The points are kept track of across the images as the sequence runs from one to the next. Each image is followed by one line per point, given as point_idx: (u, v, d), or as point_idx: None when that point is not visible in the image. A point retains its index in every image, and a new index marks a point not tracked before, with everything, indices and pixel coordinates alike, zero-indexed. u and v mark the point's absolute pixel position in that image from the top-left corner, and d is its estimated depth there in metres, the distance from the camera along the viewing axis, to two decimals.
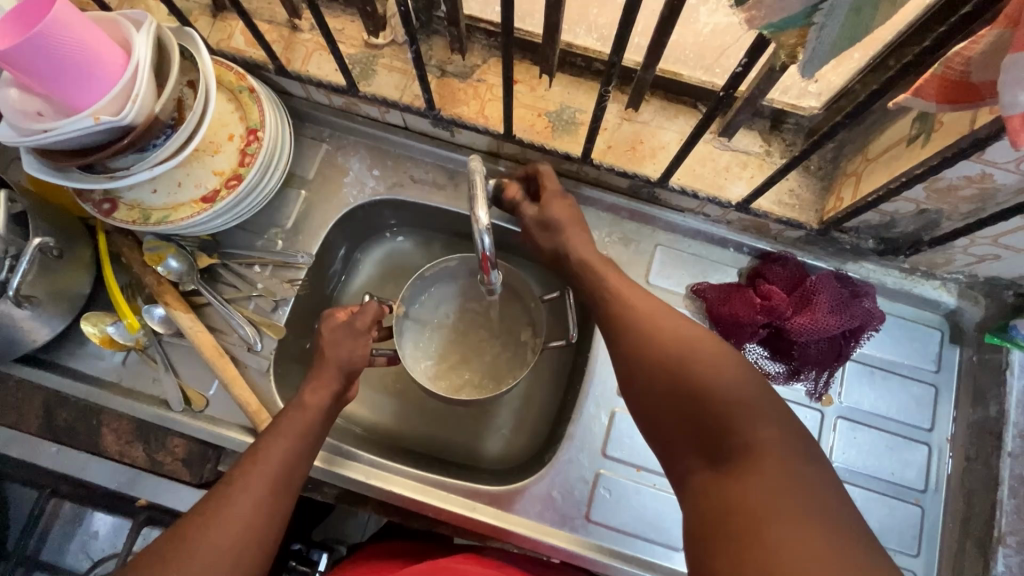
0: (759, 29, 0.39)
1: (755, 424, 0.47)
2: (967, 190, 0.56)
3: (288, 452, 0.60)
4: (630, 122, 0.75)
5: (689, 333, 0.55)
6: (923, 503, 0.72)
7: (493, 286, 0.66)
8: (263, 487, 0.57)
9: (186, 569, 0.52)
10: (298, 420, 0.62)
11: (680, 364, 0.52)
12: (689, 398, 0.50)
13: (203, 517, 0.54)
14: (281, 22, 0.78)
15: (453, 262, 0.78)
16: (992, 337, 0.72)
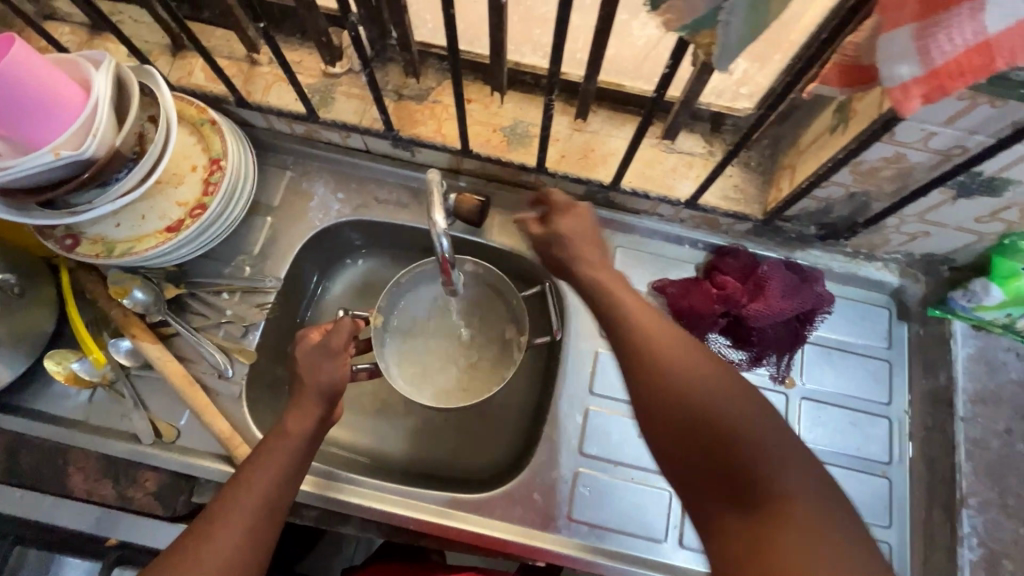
0: (675, 31, 0.44)
1: (780, 467, 0.44)
2: (887, 171, 0.61)
3: (270, 487, 0.58)
4: (581, 132, 0.79)
5: (688, 352, 0.49)
6: (890, 475, 0.75)
7: (455, 285, 0.73)
8: (243, 527, 0.55)
9: None
10: (279, 449, 0.59)
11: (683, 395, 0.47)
12: (715, 439, 0.45)
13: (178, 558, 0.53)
14: (240, 57, 0.81)
15: (429, 266, 0.78)
16: (935, 311, 0.78)
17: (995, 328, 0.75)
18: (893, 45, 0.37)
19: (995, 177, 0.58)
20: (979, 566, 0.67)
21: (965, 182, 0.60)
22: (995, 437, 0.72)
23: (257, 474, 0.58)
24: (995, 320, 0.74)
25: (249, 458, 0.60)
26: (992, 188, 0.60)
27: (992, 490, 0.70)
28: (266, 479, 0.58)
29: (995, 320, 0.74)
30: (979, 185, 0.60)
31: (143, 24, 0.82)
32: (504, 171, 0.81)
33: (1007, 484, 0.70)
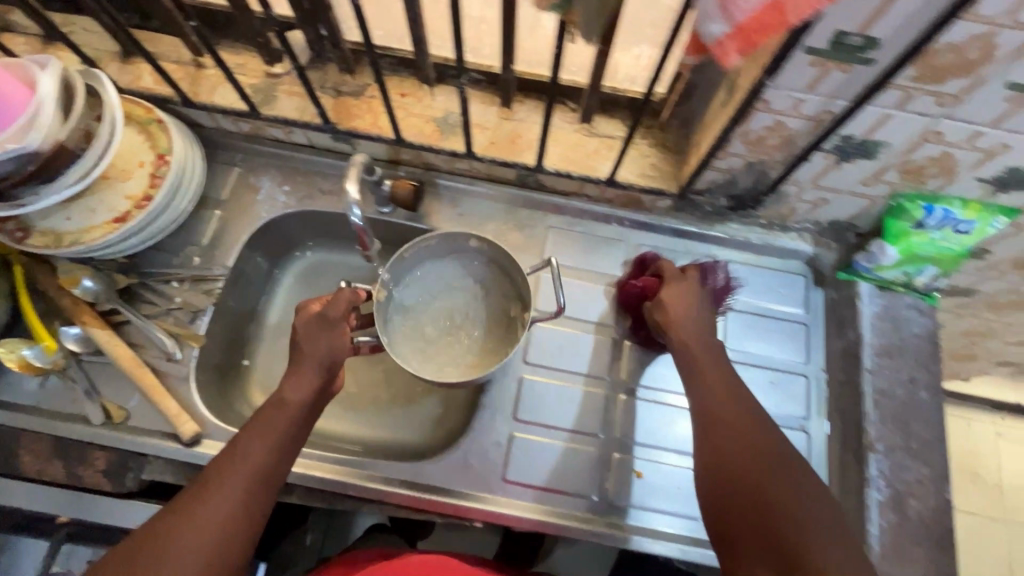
0: (548, 9, 0.49)
1: (811, 525, 0.54)
2: (773, 139, 0.67)
3: (266, 452, 0.60)
4: (508, 120, 0.84)
5: (745, 420, 0.61)
6: (808, 429, 0.79)
7: (374, 255, 0.78)
8: (240, 489, 0.58)
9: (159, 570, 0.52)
10: (278, 419, 0.62)
11: (777, 452, 0.59)
12: (767, 513, 0.55)
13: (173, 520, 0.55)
14: (187, 62, 0.86)
15: (434, 240, 0.78)
16: (844, 274, 0.83)
17: (898, 287, 0.81)
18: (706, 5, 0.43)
19: (867, 140, 0.64)
20: (885, 505, 0.71)
21: (841, 146, 0.66)
22: (900, 386, 0.77)
23: (255, 440, 0.60)
24: (896, 279, 0.81)
25: (247, 426, 0.62)
26: (867, 151, 0.66)
27: (896, 435, 0.74)
28: (263, 445, 0.60)
29: (896, 279, 0.80)
30: (854, 148, 0.66)
31: (94, 34, 0.87)
32: (439, 159, 0.87)
33: (911, 429, 0.75)
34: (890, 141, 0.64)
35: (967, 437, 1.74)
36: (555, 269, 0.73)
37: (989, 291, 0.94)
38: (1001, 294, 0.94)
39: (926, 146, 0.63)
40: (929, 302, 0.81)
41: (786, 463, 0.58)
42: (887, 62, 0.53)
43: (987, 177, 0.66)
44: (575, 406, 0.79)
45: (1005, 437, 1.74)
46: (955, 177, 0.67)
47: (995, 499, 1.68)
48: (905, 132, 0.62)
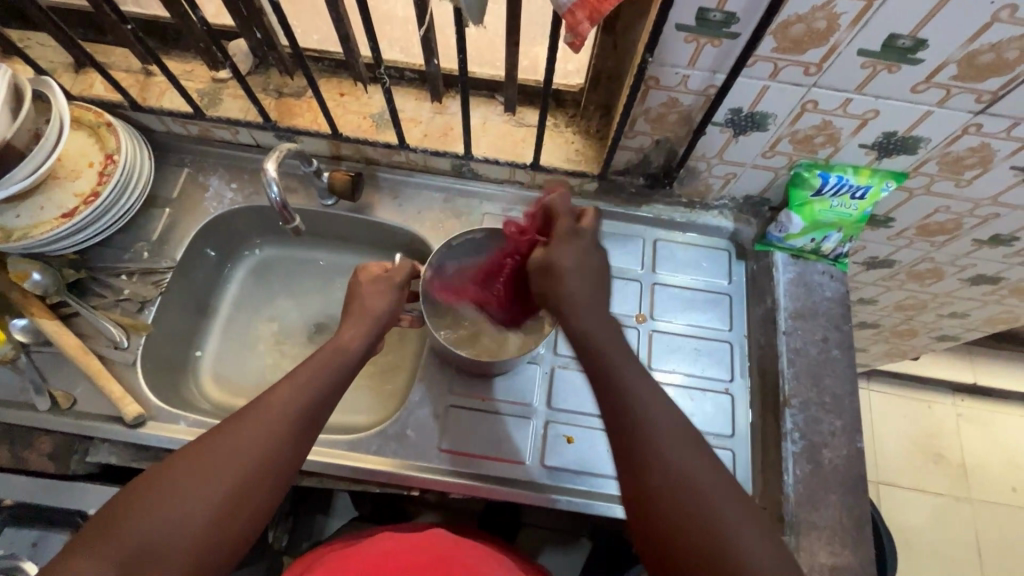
0: None
1: (737, 513, 0.51)
2: (672, 116, 0.74)
3: (300, 406, 0.60)
4: (441, 114, 0.90)
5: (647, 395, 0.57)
6: (732, 391, 0.83)
7: (298, 226, 0.80)
8: (270, 438, 0.56)
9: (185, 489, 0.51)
10: (318, 376, 0.63)
11: (696, 444, 0.55)
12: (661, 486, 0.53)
13: (194, 454, 0.54)
14: (136, 71, 0.91)
15: (482, 233, 0.82)
16: (761, 245, 0.88)
17: (809, 255, 0.86)
18: None
19: (753, 112, 0.70)
20: (800, 455, 0.76)
21: (733, 119, 0.72)
22: (813, 345, 0.82)
23: (296, 391, 0.61)
24: (806, 247, 0.86)
25: (288, 377, 0.62)
26: (758, 123, 0.72)
27: (810, 391, 0.79)
28: (303, 397, 0.61)
29: (806, 247, 0.85)
30: (746, 121, 0.72)
31: (49, 48, 0.92)
32: (378, 153, 0.91)
33: (824, 385, 0.79)
34: (775, 112, 0.70)
35: (929, 419, 1.77)
36: None
37: (906, 260, 0.99)
38: (917, 262, 0.99)
39: (807, 115, 0.69)
40: (840, 268, 0.86)
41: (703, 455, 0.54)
42: (748, 35, 0.60)
43: (869, 143, 0.72)
44: (509, 378, 0.82)
45: (965, 417, 1.77)
46: (841, 144, 0.73)
47: (960, 478, 1.71)
48: (786, 103, 0.68)
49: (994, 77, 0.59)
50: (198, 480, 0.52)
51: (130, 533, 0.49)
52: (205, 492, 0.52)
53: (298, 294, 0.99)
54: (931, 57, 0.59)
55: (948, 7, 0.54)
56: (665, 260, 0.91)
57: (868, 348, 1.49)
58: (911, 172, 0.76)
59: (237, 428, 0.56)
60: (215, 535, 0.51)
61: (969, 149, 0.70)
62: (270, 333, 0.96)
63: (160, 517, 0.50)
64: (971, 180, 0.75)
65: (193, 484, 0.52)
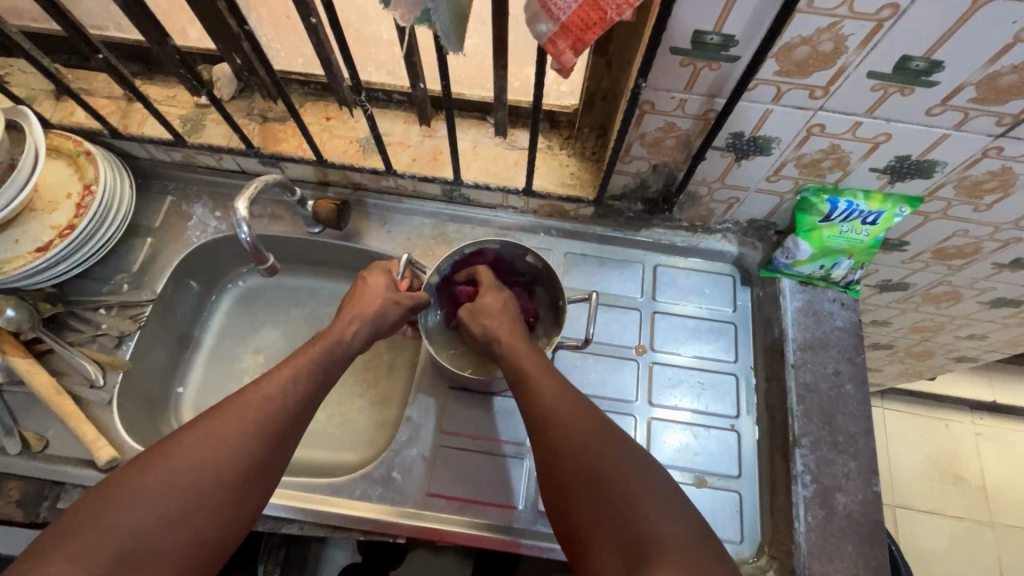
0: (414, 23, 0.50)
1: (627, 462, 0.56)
2: (669, 140, 0.70)
3: (285, 406, 0.58)
4: (430, 137, 0.87)
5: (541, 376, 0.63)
6: (738, 428, 0.79)
7: (273, 267, 0.76)
8: (251, 438, 0.55)
9: (187, 472, 0.51)
10: (301, 376, 0.61)
11: (603, 431, 0.58)
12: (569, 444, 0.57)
13: (170, 454, 0.51)
14: (118, 97, 0.89)
15: (493, 245, 0.79)
16: (767, 271, 0.83)
17: (818, 282, 0.81)
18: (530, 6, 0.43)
19: (756, 136, 0.66)
20: (813, 500, 0.71)
21: (734, 143, 0.68)
22: (824, 379, 0.77)
23: (279, 389, 0.58)
24: (815, 274, 0.81)
25: (268, 374, 0.60)
26: (761, 146, 0.68)
27: (821, 429, 0.74)
28: (286, 396, 0.58)
29: (815, 274, 0.81)
30: (748, 145, 0.68)
31: (29, 75, 0.90)
32: (365, 178, 0.88)
33: (836, 423, 0.74)
34: (779, 136, 0.65)
35: (947, 439, 1.70)
36: (594, 297, 0.75)
37: (922, 284, 0.94)
38: (933, 285, 0.94)
39: (813, 138, 0.65)
40: (852, 295, 0.81)
41: (624, 450, 0.57)
42: (748, 58, 0.56)
43: (881, 167, 0.67)
44: (501, 415, 0.78)
45: (985, 437, 1.70)
46: (850, 168, 0.69)
47: (980, 501, 1.63)
48: (791, 126, 0.64)
49: (1016, 99, 0.55)
50: (176, 482, 0.50)
51: (111, 540, 0.47)
52: (183, 494, 0.50)
53: (286, 324, 0.96)
54: (947, 79, 0.54)
55: (967, 26, 0.49)
56: (667, 286, 0.86)
57: (882, 369, 1.43)
58: (927, 197, 0.71)
59: (214, 427, 0.54)
60: (197, 539, 0.50)
61: (989, 173, 0.65)
62: (255, 365, 0.92)
63: (137, 518, 0.48)
64: (991, 205, 0.71)
65: (172, 486, 0.50)
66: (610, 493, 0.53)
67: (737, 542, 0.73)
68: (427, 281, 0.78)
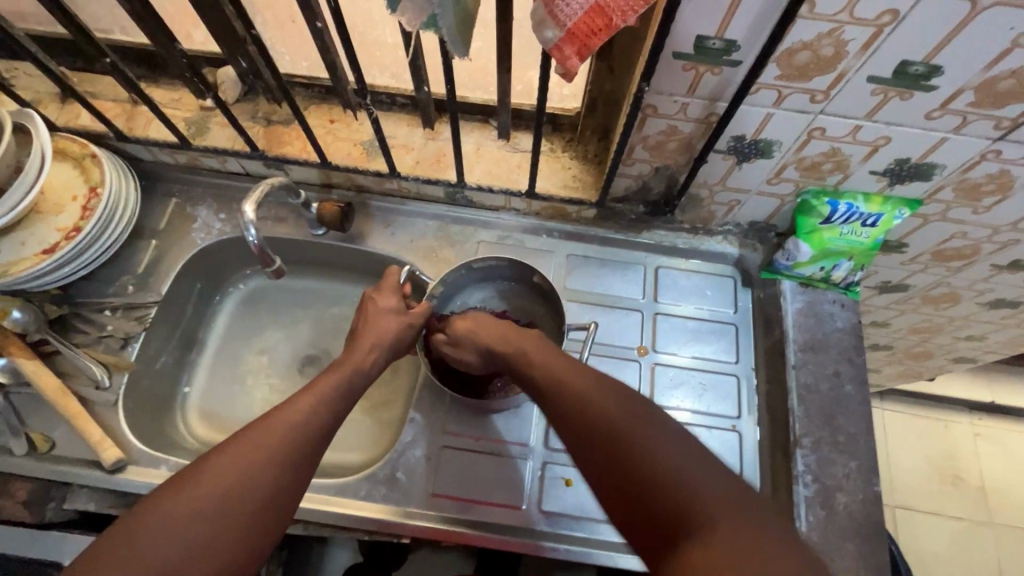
0: (421, 27, 0.50)
1: (653, 430, 0.52)
2: (672, 143, 0.71)
3: (310, 431, 0.56)
4: (434, 140, 0.87)
5: (557, 361, 0.62)
6: (739, 428, 0.79)
7: (280, 268, 0.77)
8: (276, 464, 0.53)
9: (215, 498, 0.49)
10: (328, 400, 0.60)
11: (627, 402, 0.55)
12: (588, 422, 0.54)
13: (193, 482, 0.50)
14: (123, 100, 0.89)
15: (503, 262, 0.82)
16: (767, 273, 0.84)
17: (818, 283, 0.82)
18: (536, 11, 0.44)
19: (757, 139, 0.67)
20: (814, 500, 0.71)
21: (735, 146, 0.68)
22: (824, 380, 0.77)
23: (302, 414, 0.57)
24: (815, 275, 0.81)
25: (290, 400, 0.58)
26: (762, 150, 0.68)
27: (822, 429, 0.75)
28: (309, 421, 0.57)
29: (815, 275, 0.81)
30: (749, 148, 0.68)
31: (35, 78, 0.91)
32: (369, 181, 0.89)
33: (837, 423, 0.75)
34: (779, 139, 0.66)
35: (946, 440, 1.71)
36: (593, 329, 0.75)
37: (921, 285, 0.95)
38: (933, 286, 0.95)
39: (814, 142, 0.66)
40: (852, 297, 0.82)
41: (650, 418, 0.53)
42: (750, 63, 0.57)
43: (880, 170, 0.68)
44: (505, 417, 0.79)
45: (984, 437, 1.71)
46: (850, 171, 0.70)
47: (979, 501, 1.64)
48: (791, 130, 0.65)
49: (1015, 103, 0.56)
50: (198, 512, 0.48)
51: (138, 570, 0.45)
52: (205, 525, 0.48)
53: (290, 325, 0.96)
54: (946, 83, 0.55)
55: (966, 31, 0.50)
56: (668, 287, 0.87)
57: (882, 369, 1.43)
58: (926, 199, 0.72)
59: (237, 454, 0.52)
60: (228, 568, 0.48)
61: (988, 175, 0.66)
62: (259, 366, 0.93)
63: (161, 554, 0.46)
64: (990, 207, 0.71)
65: (197, 517, 0.48)
66: (642, 466, 0.49)
67: None
68: (432, 291, 0.79)
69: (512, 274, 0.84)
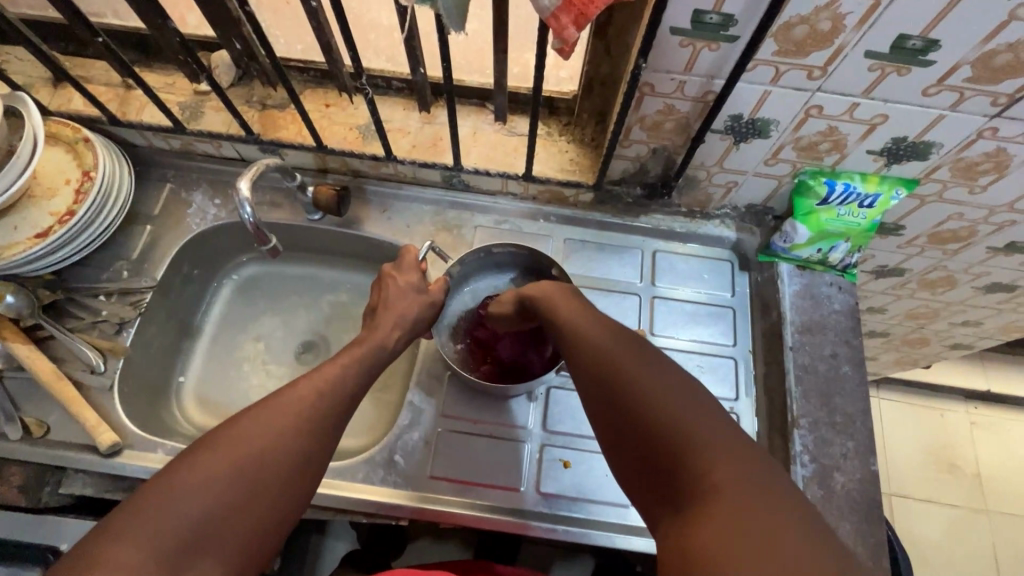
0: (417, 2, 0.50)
1: (660, 385, 0.52)
2: (669, 123, 0.70)
3: (331, 404, 0.60)
4: (430, 124, 0.87)
5: (573, 310, 0.62)
6: (737, 410, 0.79)
7: (275, 248, 0.77)
8: (303, 431, 0.56)
9: (246, 462, 0.52)
10: (348, 373, 0.63)
11: (641, 356, 0.55)
12: (598, 373, 0.55)
13: (227, 441, 0.53)
14: (116, 84, 0.88)
15: (523, 252, 0.83)
16: (764, 255, 0.84)
17: (816, 265, 0.82)
18: None
19: (754, 119, 0.67)
20: (812, 479, 0.72)
21: (733, 126, 0.68)
22: (822, 361, 0.78)
23: (326, 386, 0.61)
24: (812, 257, 0.82)
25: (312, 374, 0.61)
26: (759, 129, 0.68)
27: (819, 410, 0.75)
28: (332, 395, 0.60)
29: (812, 258, 0.81)
30: (747, 128, 0.68)
31: (27, 62, 0.90)
32: (365, 165, 0.88)
33: (834, 404, 0.75)
34: (777, 118, 0.66)
35: (941, 428, 1.72)
36: None
37: (917, 268, 0.95)
38: (929, 270, 0.95)
39: (811, 120, 0.66)
40: (849, 279, 0.82)
41: (660, 372, 0.53)
42: (747, 38, 0.57)
43: (877, 149, 0.68)
44: (503, 400, 0.79)
45: (979, 426, 1.71)
46: (847, 151, 0.70)
47: (975, 489, 1.65)
48: (789, 108, 0.64)
49: (1011, 78, 0.56)
50: (228, 472, 0.50)
51: (171, 528, 0.47)
52: (234, 484, 0.50)
53: (286, 312, 0.96)
54: (943, 58, 0.55)
55: (964, 2, 0.50)
56: (666, 271, 0.87)
57: (878, 357, 1.44)
58: (923, 179, 0.72)
59: (266, 418, 0.55)
60: (254, 531, 0.51)
61: (984, 154, 0.66)
62: (256, 353, 0.93)
63: (193, 513, 0.48)
64: (986, 186, 0.71)
65: (229, 478, 0.50)
66: (645, 417, 0.51)
67: None
68: (450, 271, 0.81)
69: (529, 264, 0.84)
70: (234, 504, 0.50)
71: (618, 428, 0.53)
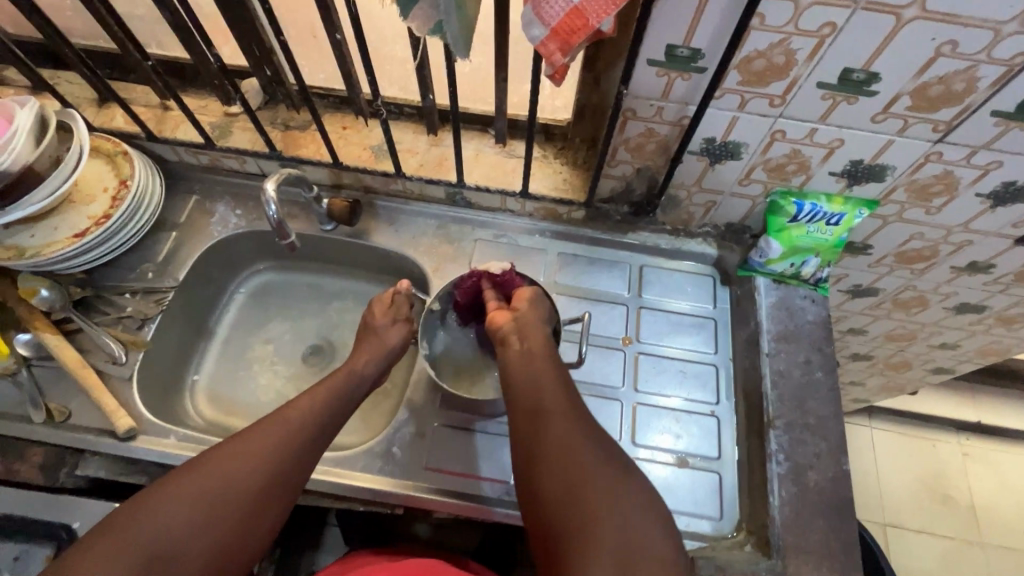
0: (429, 34, 0.58)
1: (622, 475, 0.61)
2: (650, 145, 0.79)
3: (309, 429, 0.65)
4: (437, 146, 0.95)
5: (557, 378, 0.69)
6: (718, 413, 0.84)
7: (292, 241, 0.83)
8: (277, 456, 0.62)
9: (222, 483, 0.58)
10: (322, 399, 0.69)
11: (608, 444, 0.64)
12: (576, 441, 0.62)
13: (210, 461, 0.59)
14: (155, 105, 0.98)
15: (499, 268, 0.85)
16: (744, 270, 0.90)
17: (790, 280, 0.88)
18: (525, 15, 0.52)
19: (726, 142, 0.75)
20: (786, 477, 0.76)
21: (707, 148, 0.76)
22: (797, 367, 0.83)
23: (304, 410, 0.66)
24: (786, 272, 0.88)
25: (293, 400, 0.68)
26: (731, 151, 0.76)
27: (794, 412, 0.80)
28: (307, 419, 0.66)
29: (786, 272, 0.87)
30: (720, 150, 0.76)
31: (77, 85, 1.00)
32: (376, 182, 0.96)
33: (807, 407, 0.80)
34: (746, 141, 0.74)
35: (934, 458, 1.73)
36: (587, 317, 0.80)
37: (890, 288, 1.01)
38: (901, 290, 1.01)
39: (777, 144, 0.74)
40: (821, 293, 0.88)
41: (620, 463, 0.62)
42: (714, 69, 0.65)
43: (838, 171, 0.76)
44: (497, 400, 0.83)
45: (972, 457, 1.73)
46: (812, 172, 0.77)
47: (969, 521, 1.65)
48: (756, 132, 0.72)
49: (947, 107, 0.64)
50: (201, 494, 0.56)
51: (145, 540, 0.52)
52: (209, 503, 0.56)
53: (295, 318, 1.02)
54: (885, 89, 0.63)
55: (896, 40, 0.58)
56: (652, 284, 0.93)
57: (866, 382, 1.48)
58: (883, 200, 0.79)
59: (247, 442, 0.61)
60: (222, 544, 0.56)
61: (934, 176, 0.74)
62: (265, 354, 0.99)
63: (168, 527, 0.54)
64: (941, 208, 0.79)
65: (203, 498, 0.56)
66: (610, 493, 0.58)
67: (717, 519, 0.77)
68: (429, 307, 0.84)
69: None
70: (205, 520, 0.55)
71: (584, 492, 0.58)
